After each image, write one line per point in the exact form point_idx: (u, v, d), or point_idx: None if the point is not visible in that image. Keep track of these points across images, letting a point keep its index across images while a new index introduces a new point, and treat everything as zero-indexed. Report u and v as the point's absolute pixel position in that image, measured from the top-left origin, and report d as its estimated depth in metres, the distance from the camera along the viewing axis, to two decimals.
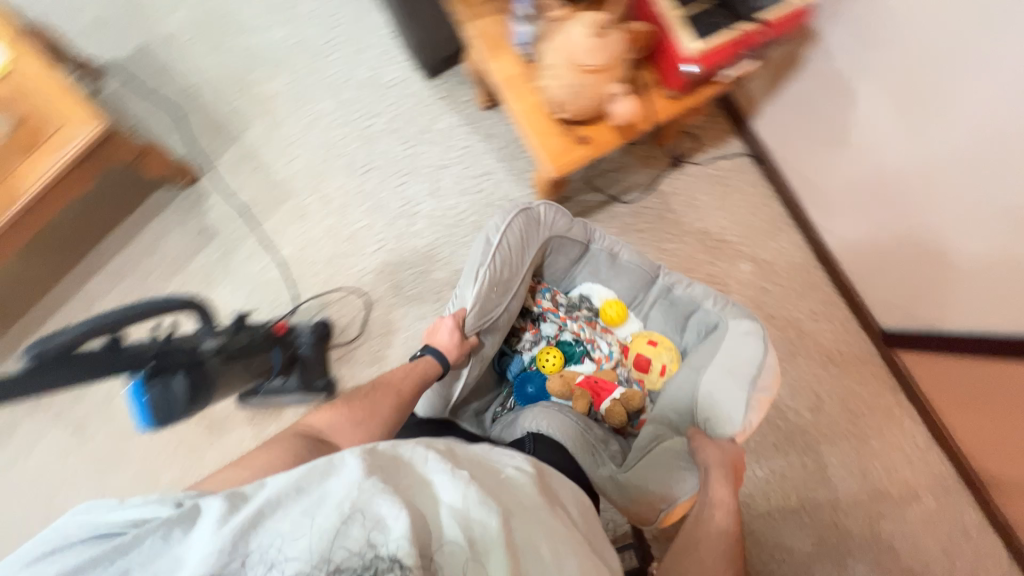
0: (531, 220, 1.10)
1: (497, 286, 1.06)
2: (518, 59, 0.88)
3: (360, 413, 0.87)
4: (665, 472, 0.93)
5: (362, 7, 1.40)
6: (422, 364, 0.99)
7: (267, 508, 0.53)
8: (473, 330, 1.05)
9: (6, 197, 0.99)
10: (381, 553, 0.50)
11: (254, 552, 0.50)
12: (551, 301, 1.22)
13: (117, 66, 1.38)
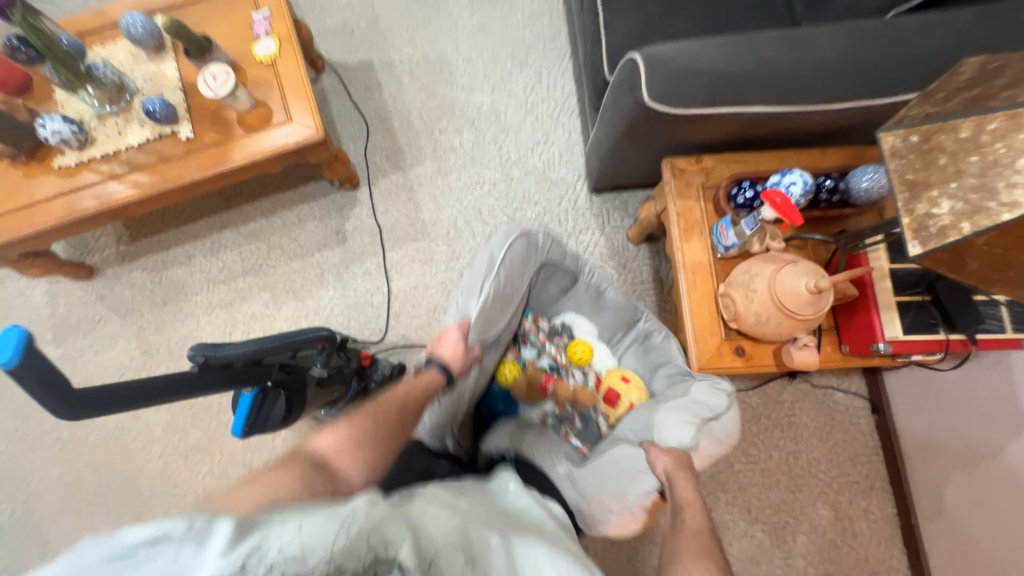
0: (532, 243, 1.09)
1: (499, 299, 1.07)
2: (711, 253, 0.91)
3: (373, 434, 0.76)
4: (620, 476, 0.92)
5: (561, 106, 1.51)
6: (425, 379, 0.94)
7: (239, 540, 0.42)
8: (474, 343, 1.05)
9: (214, 159, 1.09)
10: (381, 563, 0.48)
11: None
12: (533, 324, 1.24)
13: (340, 70, 1.55)
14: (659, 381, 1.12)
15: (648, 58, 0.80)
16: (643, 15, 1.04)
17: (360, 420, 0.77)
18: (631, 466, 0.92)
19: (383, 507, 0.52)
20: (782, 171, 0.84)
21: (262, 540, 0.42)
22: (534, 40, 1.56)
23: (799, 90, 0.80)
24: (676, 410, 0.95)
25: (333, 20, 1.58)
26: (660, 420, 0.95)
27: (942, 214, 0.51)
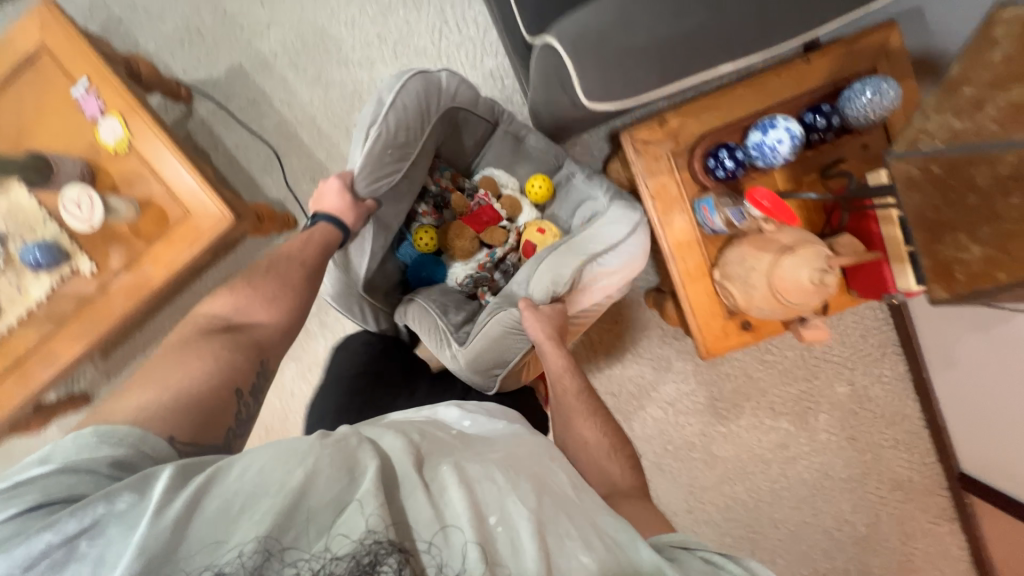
0: (432, 85, 1.00)
1: (393, 148, 0.99)
2: (696, 231, 0.82)
3: (272, 290, 0.79)
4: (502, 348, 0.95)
5: (481, 46, 1.23)
6: (315, 233, 0.90)
7: (205, 483, 0.44)
8: (367, 195, 0.99)
9: (135, 289, 0.96)
10: (382, 537, 0.42)
11: (200, 530, 0.42)
12: (449, 181, 1.16)
13: (209, 90, 1.27)
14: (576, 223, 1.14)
15: (572, 44, 0.61)
16: None
17: (262, 283, 0.79)
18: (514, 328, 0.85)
19: (338, 458, 0.48)
20: (763, 123, 0.71)
21: (222, 479, 0.45)
22: None
23: (774, 24, 0.62)
24: (566, 254, 0.84)
25: (169, 24, 1.25)
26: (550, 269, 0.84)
27: (973, 258, 0.58)
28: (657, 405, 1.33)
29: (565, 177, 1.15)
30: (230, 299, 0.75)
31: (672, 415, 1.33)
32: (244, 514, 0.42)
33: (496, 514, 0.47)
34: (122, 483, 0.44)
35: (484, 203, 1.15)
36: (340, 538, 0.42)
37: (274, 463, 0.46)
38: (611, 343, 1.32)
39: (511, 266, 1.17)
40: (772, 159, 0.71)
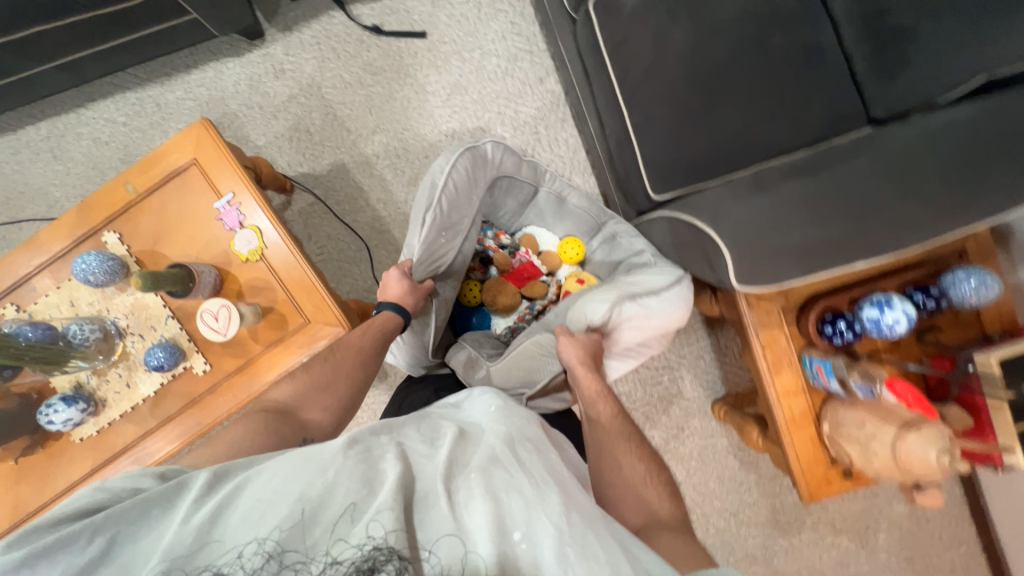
0: (478, 158, 1.06)
1: (444, 230, 1.04)
2: (804, 382, 0.87)
3: (324, 376, 0.87)
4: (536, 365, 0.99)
5: (570, 164, 1.34)
6: (381, 319, 0.95)
7: (230, 492, 0.54)
8: (424, 275, 1.04)
9: (243, 392, 0.97)
10: (381, 545, 0.47)
11: (219, 531, 0.51)
12: (494, 240, 1.19)
13: (310, 183, 1.34)
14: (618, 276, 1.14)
15: (728, 237, 0.70)
16: (679, 108, 0.88)
17: (315, 369, 0.88)
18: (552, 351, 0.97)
19: (355, 470, 0.55)
20: (880, 301, 0.78)
21: (246, 489, 0.55)
22: (520, 90, 1.33)
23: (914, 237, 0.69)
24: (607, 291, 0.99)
25: (281, 123, 1.34)
26: (588, 305, 0.97)
27: None
28: (721, 515, 1.34)
29: (608, 236, 1.16)
30: (289, 391, 0.84)
31: (736, 527, 1.34)
32: (263, 518, 0.51)
33: (521, 531, 0.51)
34: (159, 489, 0.55)
35: (525, 259, 1.20)
36: (342, 545, 0.48)
37: (294, 472, 0.55)
38: (678, 449, 1.34)
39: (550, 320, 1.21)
40: (889, 333, 0.77)
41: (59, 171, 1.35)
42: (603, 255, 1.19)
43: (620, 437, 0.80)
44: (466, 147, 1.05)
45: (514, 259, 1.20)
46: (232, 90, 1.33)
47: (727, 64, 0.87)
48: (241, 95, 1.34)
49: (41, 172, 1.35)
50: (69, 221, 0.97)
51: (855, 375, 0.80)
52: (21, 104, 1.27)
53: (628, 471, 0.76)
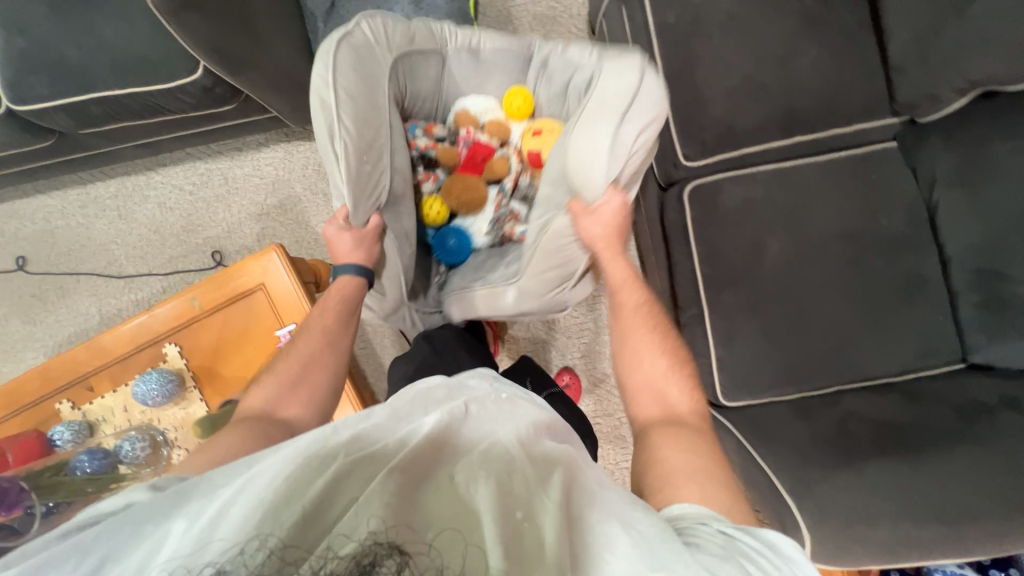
0: (362, 51, 0.82)
1: (365, 148, 0.82)
2: None
3: (288, 371, 0.72)
4: (564, 251, 0.80)
5: None
6: (338, 289, 0.82)
7: (232, 492, 0.40)
8: (366, 215, 0.84)
9: None
10: (379, 535, 0.36)
11: (210, 546, 0.36)
12: (426, 137, 0.98)
13: None
14: (575, 105, 0.94)
15: (812, 517, 0.69)
16: (764, 320, 0.84)
17: (276, 367, 0.73)
18: (571, 240, 0.79)
19: (362, 462, 0.42)
20: None
21: (250, 484, 0.40)
22: None
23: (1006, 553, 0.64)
24: (593, 121, 0.76)
25: None
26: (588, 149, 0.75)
27: None
28: None
29: (538, 64, 0.94)
30: (263, 393, 0.69)
31: None
32: (269, 511, 0.37)
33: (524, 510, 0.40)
34: (152, 501, 0.41)
35: (471, 140, 0.98)
36: (340, 537, 0.35)
37: (296, 461, 0.42)
38: None
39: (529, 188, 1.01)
40: None
41: (122, 231, 1.36)
42: (546, 88, 0.97)
43: (642, 329, 0.70)
44: (334, 37, 0.80)
45: (457, 147, 0.99)
46: (299, 172, 1.33)
47: (822, 283, 0.83)
48: (308, 179, 1.33)
49: (103, 229, 1.36)
50: (135, 328, 0.97)
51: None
52: (95, 166, 1.28)
53: (647, 359, 0.68)
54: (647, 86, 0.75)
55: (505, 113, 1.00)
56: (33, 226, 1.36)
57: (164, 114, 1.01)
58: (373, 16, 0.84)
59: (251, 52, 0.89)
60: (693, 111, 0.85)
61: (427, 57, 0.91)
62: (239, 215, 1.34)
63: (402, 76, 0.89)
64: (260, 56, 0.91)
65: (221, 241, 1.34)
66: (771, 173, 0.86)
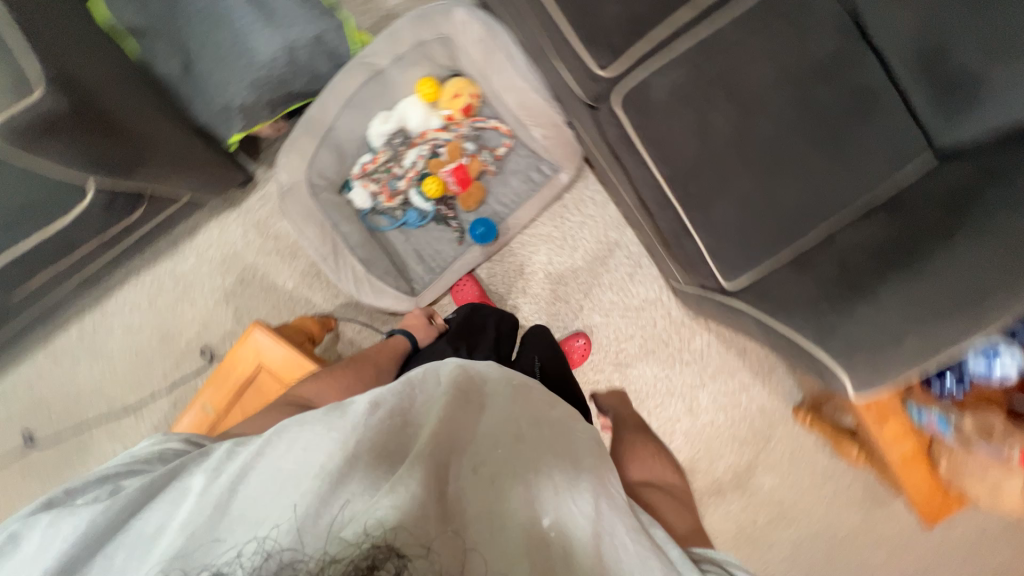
0: (292, 193, 1.09)
1: (333, 245, 1.12)
2: (913, 428, 0.89)
3: (343, 376, 0.84)
4: (562, 148, 1.12)
5: (601, 221, 1.31)
6: (393, 341, 1.00)
7: (251, 458, 0.53)
8: (354, 286, 1.13)
9: None
10: (380, 542, 0.42)
11: (231, 510, 0.48)
12: (383, 159, 1.14)
13: (350, 313, 1.29)
14: (440, 56, 1.11)
15: (843, 354, 0.71)
16: (735, 194, 0.84)
17: (331, 374, 0.84)
18: (564, 141, 1.11)
19: (377, 446, 0.53)
20: (986, 350, 0.78)
21: (266, 453, 0.53)
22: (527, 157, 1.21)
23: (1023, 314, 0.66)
24: (509, 72, 1.05)
25: (303, 261, 1.29)
26: (527, 92, 1.06)
27: None
28: (833, 513, 1.40)
29: (385, 63, 1.06)
30: (313, 386, 0.81)
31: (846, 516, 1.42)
32: (285, 490, 0.49)
33: (548, 516, 0.53)
34: (182, 463, 0.55)
35: (431, 142, 1.14)
36: (341, 541, 0.43)
37: (314, 436, 0.54)
38: (771, 461, 1.41)
39: (474, 131, 1.17)
40: (998, 381, 0.79)
41: (106, 369, 1.33)
42: (410, 69, 1.10)
43: (649, 455, 0.98)
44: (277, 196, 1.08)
45: (414, 155, 1.14)
46: (242, 242, 1.28)
47: (776, 136, 0.82)
48: (253, 245, 1.28)
49: (88, 375, 1.33)
50: None
51: (972, 429, 0.81)
52: (47, 321, 1.24)
53: (637, 460, 0.94)
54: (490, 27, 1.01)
55: (416, 101, 1.12)
56: (20, 400, 1.33)
57: (81, 245, 0.95)
58: (279, 158, 1.07)
59: (130, 152, 0.84)
60: (591, 18, 0.80)
61: (323, 149, 1.11)
62: (206, 306, 1.30)
63: (315, 168, 1.11)
64: (142, 151, 0.86)
65: (204, 337, 1.31)
66: (689, 47, 0.82)
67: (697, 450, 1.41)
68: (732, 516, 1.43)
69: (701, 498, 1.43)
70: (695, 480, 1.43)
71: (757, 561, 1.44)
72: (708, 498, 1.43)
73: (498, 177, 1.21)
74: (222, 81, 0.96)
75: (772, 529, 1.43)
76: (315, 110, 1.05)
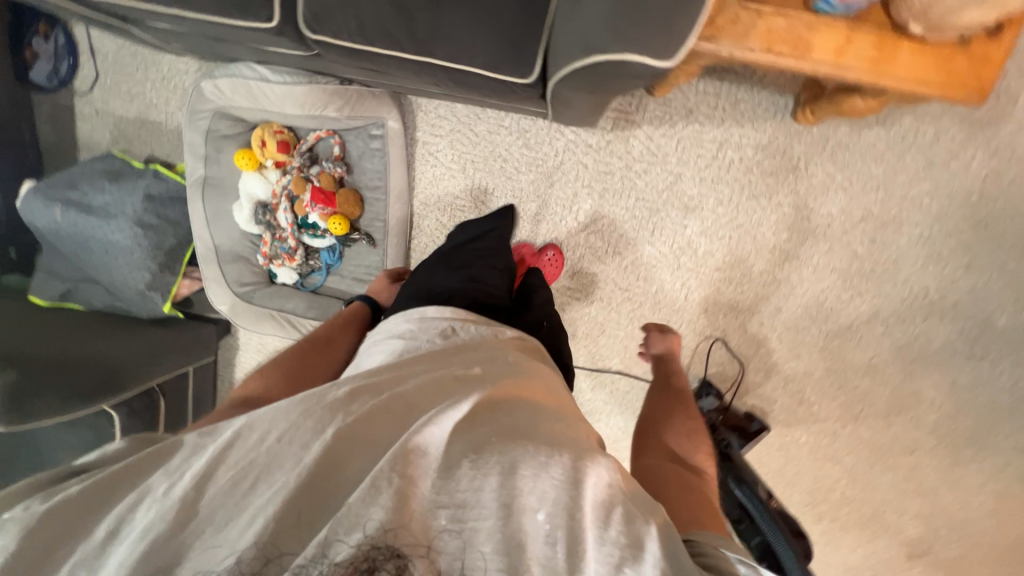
0: (236, 310, 1.25)
1: (292, 323, 1.26)
2: (840, 23, 0.66)
3: (290, 368, 0.85)
4: (365, 103, 1.13)
5: (464, 124, 1.23)
6: (354, 307, 1.04)
7: (223, 447, 0.54)
8: None
9: None
10: (376, 543, 0.44)
11: (204, 505, 0.50)
12: (271, 235, 1.23)
13: None
14: (231, 128, 1.17)
15: (612, 39, 0.58)
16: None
17: (277, 367, 0.85)
18: (360, 96, 1.12)
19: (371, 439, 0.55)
20: None
21: (239, 441, 0.55)
22: (359, 137, 1.20)
23: None
24: (273, 90, 1.10)
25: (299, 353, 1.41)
26: (296, 91, 1.09)
27: None
28: (921, 180, 1.11)
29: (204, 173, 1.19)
30: (260, 385, 0.81)
31: (951, 168, 1.10)
32: (258, 487, 0.51)
33: (544, 510, 0.48)
34: (156, 454, 0.57)
35: (286, 192, 1.19)
36: (337, 545, 0.44)
37: (276, 428, 0.55)
38: (814, 185, 1.15)
39: (304, 155, 1.19)
40: None
41: None
42: (223, 159, 1.19)
43: (683, 416, 0.83)
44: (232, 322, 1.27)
45: (282, 213, 1.20)
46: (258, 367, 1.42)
47: None
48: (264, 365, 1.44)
49: None
50: None
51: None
52: None
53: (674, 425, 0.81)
54: (231, 76, 1.10)
55: (249, 174, 1.20)
56: None
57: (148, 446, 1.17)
58: (209, 295, 1.24)
59: (101, 377, 1.05)
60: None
61: (225, 265, 1.23)
62: None
63: (234, 282, 1.24)
64: (115, 371, 1.07)
65: None
66: None
67: (729, 236, 1.20)
68: (822, 265, 1.19)
69: (774, 275, 1.21)
70: (753, 264, 1.21)
71: (885, 285, 1.18)
72: (781, 270, 1.20)
73: (355, 171, 1.22)
74: (126, 276, 1.15)
75: (876, 245, 1.16)
76: (198, 246, 1.20)
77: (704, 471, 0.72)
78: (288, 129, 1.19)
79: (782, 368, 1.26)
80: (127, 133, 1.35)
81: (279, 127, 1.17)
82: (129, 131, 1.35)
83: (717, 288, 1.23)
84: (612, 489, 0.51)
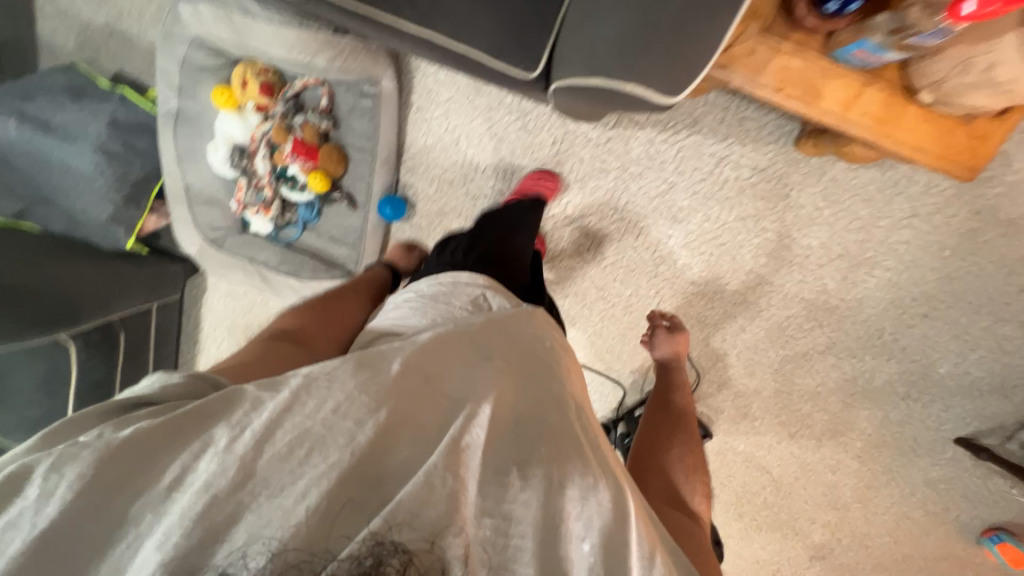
0: (205, 253, 1.22)
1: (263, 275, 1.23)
2: (857, 78, 0.64)
3: (324, 307, 0.85)
4: (358, 57, 1.07)
5: (462, 96, 1.16)
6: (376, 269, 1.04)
7: (280, 412, 0.52)
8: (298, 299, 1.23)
9: None
10: (384, 540, 0.45)
11: (261, 470, 0.49)
12: (247, 182, 1.16)
13: None
14: (208, 60, 1.10)
15: (618, 67, 0.58)
16: None
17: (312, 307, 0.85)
18: (354, 49, 1.06)
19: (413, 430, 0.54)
20: None
21: (297, 408, 0.52)
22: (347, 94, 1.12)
23: None
24: (259, 30, 1.04)
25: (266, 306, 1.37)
26: (284, 36, 1.04)
27: None
28: (901, 228, 1.13)
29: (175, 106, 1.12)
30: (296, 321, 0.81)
31: (932, 221, 1.12)
32: (312, 458, 0.49)
33: (589, 541, 0.50)
34: (215, 398, 0.55)
35: (264, 139, 1.13)
36: (344, 545, 0.45)
37: (331, 400, 0.53)
38: (801, 216, 1.16)
39: (290, 102, 1.12)
40: None
41: None
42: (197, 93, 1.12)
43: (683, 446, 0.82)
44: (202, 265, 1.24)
45: (263, 161, 1.14)
46: (228, 313, 1.39)
47: None
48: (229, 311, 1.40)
49: None
50: None
51: (918, 16, 0.54)
52: None
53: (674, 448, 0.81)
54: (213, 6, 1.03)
55: (225, 113, 1.12)
56: None
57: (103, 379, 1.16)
58: (177, 235, 1.20)
59: (63, 304, 1.02)
60: None
61: (195, 206, 1.19)
62: None
63: (203, 226, 1.20)
64: (75, 299, 1.04)
65: None
66: None
67: (710, 253, 1.21)
68: (792, 293, 1.22)
69: (745, 297, 1.23)
70: (727, 283, 1.23)
71: (846, 322, 1.22)
72: (752, 293, 1.23)
73: (342, 127, 1.16)
74: (87, 203, 1.11)
75: (846, 282, 1.19)
76: (166, 182, 1.15)
77: (698, 518, 0.73)
78: (274, 70, 1.11)
79: (734, 383, 1.32)
80: (94, 42, 1.23)
81: (264, 68, 1.10)
82: (96, 41, 1.23)
83: (689, 301, 1.26)
84: (648, 524, 0.53)
